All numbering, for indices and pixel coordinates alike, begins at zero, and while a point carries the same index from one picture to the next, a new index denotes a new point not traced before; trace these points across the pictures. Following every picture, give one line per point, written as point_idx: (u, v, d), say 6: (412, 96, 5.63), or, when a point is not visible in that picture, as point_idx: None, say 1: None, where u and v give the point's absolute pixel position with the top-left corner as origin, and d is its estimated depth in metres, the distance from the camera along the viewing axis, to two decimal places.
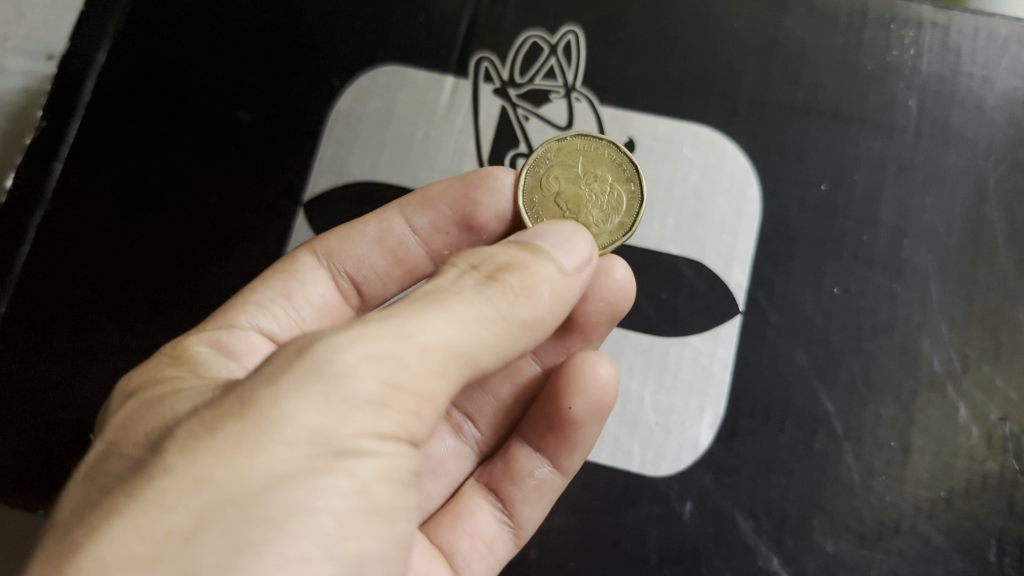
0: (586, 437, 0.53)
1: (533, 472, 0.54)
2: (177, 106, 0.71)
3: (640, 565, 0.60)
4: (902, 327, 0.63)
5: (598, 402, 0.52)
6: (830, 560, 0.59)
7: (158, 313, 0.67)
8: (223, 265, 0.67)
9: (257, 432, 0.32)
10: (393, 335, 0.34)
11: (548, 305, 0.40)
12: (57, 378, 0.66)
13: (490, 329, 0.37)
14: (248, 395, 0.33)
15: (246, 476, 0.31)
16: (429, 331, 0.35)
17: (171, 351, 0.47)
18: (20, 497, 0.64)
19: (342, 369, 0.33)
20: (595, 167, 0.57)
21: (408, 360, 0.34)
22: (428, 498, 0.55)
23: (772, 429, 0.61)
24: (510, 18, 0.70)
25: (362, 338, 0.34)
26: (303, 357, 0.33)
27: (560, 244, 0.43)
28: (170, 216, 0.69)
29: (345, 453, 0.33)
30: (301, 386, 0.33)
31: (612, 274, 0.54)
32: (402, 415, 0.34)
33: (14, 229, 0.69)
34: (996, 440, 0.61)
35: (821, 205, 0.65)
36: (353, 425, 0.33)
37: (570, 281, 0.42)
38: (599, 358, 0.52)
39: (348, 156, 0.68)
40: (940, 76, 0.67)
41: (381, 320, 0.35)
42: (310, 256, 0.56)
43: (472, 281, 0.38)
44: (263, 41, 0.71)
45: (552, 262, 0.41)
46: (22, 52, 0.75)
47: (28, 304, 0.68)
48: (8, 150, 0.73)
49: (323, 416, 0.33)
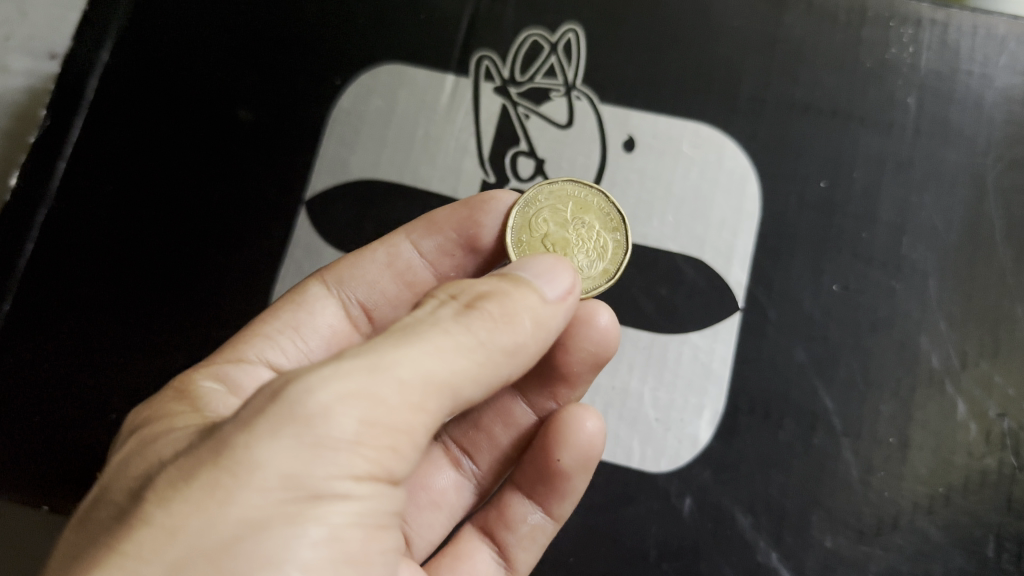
0: (575, 488, 0.54)
1: (525, 519, 0.55)
2: (170, 123, 0.71)
3: (639, 561, 0.60)
4: (901, 323, 0.63)
5: (585, 454, 0.53)
6: (829, 556, 0.60)
7: (153, 330, 0.67)
8: (222, 278, 0.67)
9: (231, 479, 0.32)
10: (366, 371, 0.34)
11: (528, 332, 0.40)
12: (55, 394, 0.66)
13: (467, 358, 0.37)
14: (225, 441, 0.34)
15: (220, 525, 0.32)
16: (405, 366, 0.35)
17: (172, 387, 0.47)
18: (21, 500, 0.64)
19: (316, 409, 0.33)
20: (583, 215, 0.56)
21: (384, 396, 0.34)
22: (430, 529, 0.56)
23: (772, 426, 0.61)
24: (511, 17, 0.70)
25: (336, 375, 0.34)
26: (277, 400, 0.34)
27: (541, 273, 0.43)
28: (166, 229, 0.69)
29: (320, 496, 0.33)
30: (275, 429, 0.33)
31: (596, 320, 0.53)
32: (377, 455, 0.35)
33: (15, 228, 0.69)
34: (994, 436, 0.61)
35: (820, 202, 0.65)
36: (326, 467, 0.33)
37: (552, 310, 0.42)
38: (586, 412, 0.53)
39: (349, 155, 0.68)
40: (938, 74, 0.67)
41: (356, 356, 0.35)
42: (320, 286, 0.56)
43: (449, 311, 0.39)
44: (264, 41, 0.72)
45: (533, 292, 0.42)
46: (25, 51, 0.75)
47: (26, 316, 0.68)
48: (12, 149, 0.74)
49: (297, 459, 0.33)
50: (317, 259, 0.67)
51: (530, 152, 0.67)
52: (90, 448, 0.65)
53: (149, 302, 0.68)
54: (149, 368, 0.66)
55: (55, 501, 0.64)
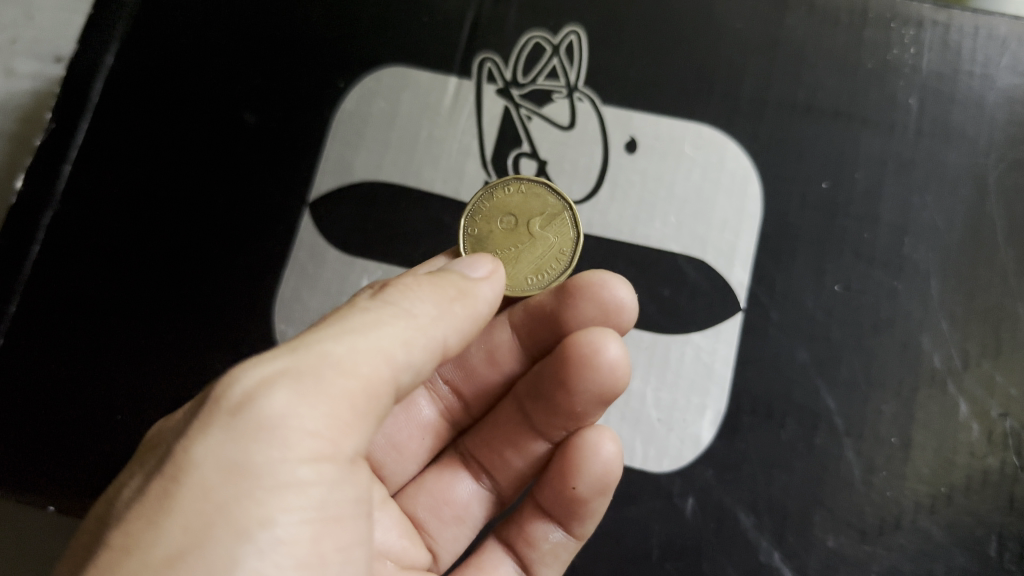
0: (594, 511, 0.54)
1: (546, 537, 0.55)
2: (164, 127, 0.72)
3: (642, 560, 0.60)
4: (902, 323, 0.63)
5: (601, 480, 0.53)
6: (830, 556, 0.60)
7: (152, 336, 0.67)
8: (223, 278, 0.68)
9: (176, 483, 0.34)
10: (288, 353, 0.38)
11: (453, 297, 0.43)
12: (51, 398, 0.67)
13: (390, 325, 0.40)
14: (170, 450, 0.36)
15: (167, 527, 0.33)
16: (324, 343, 0.38)
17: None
18: (27, 501, 0.65)
19: (243, 395, 0.36)
20: (548, 234, 0.55)
21: (308, 368, 0.37)
22: (455, 542, 0.57)
23: (774, 426, 0.62)
24: (513, 19, 0.70)
25: (258, 365, 0.37)
26: (207, 401, 0.36)
27: (460, 263, 0.46)
28: (156, 235, 0.69)
29: (265, 481, 0.35)
30: (207, 422, 0.35)
31: (604, 353, 0.51)
32: (315, 428, 0.36)
33: (22, 229, 0.70)
34: (996, 436, 0.61)
35: (821, 203, 0.65)
36: (263, 449, 0.35)
37: (470, 274, 0.45)
38: (604, 436, 0.53)
39: (353, 157, 0.69)
40: (940, 75, 0.67)
41: (279, 347, 0.38)
42: None
43: (364, 299, 0.42)
44: (270, 43, 0.72)
45: (454, 273, 0.45)
46: (31, 55, 0.76)
47: (24, 322, 0.69)
48: (18, 150, 0.75)
49: (234, 444, 0.35)
50: (320, 261, 0.67)
51: (532, 153, 0.68)
52: (90, 449, 0.65)
53: (147, 304, 0.68)
54: (148, 374, 0.66)
55: (62, 501, 0.65)
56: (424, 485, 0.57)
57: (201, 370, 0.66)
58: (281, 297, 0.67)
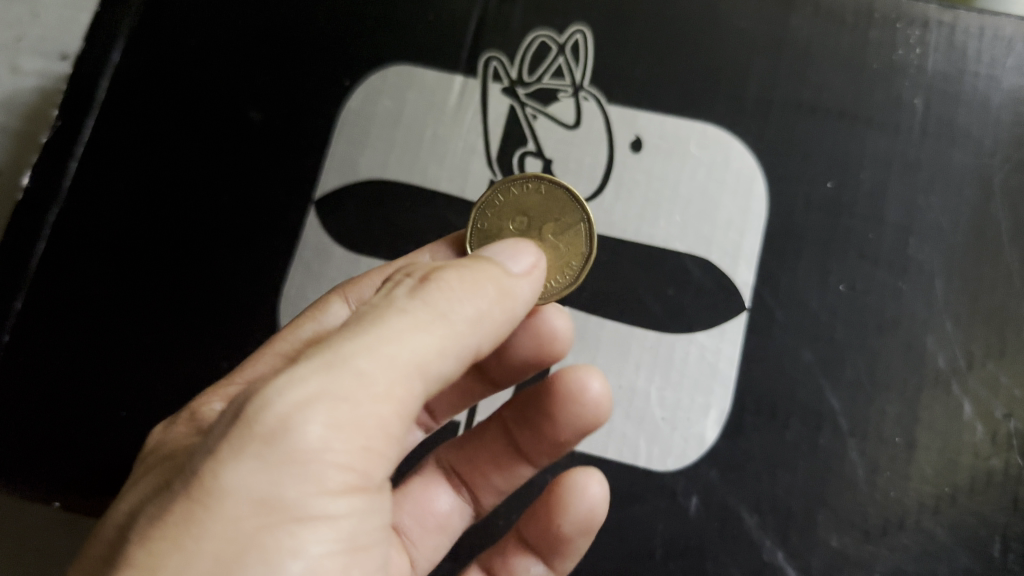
0: (576, 550, 0.55)
1: (527, 569, 0.55)
2: (169, 127, 0.72)
3: (645, 559, 0.60)
4: (907, 323, 0.63)
5: (585, 521, 0.54)
6: (834, 556, 0.60)
7: (157, 331, 0.68)
8: (227, 272, 0.68)
9: (204, 511, 0.33)
10: (322, 371, 0.36)
11: (492, 300, 0.42)
12: (57, 396, 0.67)
13: (429, 335, 0.39)
14: (196, 471, 0.35)
15: (197, 558, 0.33)
16: (361, 358, 0.36)
17: (184, 411, 0.50)
18: (34, 498, 0.65)
19: (276, 422, 0.34)
20: (569, 240, 0.54)
21: (345, 393, 0.36)
22: (435, 552, 0.57)
23: (778, 425, 0.62)
24: (519, 18, 0.70)
25: (293, 385, 0.35)
26: (238, 420, 0.35)
27: (497, 251, 0.45)
28: (170, 236, 0.69)
29: (298, 515, 0.34)
30: (240, 448, 0.34)
31: (588, 391, 0.53)
32: (349, 460, 0.36)
33: (28, 226, 0.70)
34: (1000, 437, 0.61)
35: (827, 203, 0.66)
36: (297, 483, 0.34)
37: (517, 281, 0.44)
38: (591, 478, 0.53)
39: (358, 155, 0.69)
40: (946, 75, 0.67)
41: (310, 359, 0.36)
42: (341, 302, 0.55)
43: (403, 293, 0.40)
44: (275, 42, 0.72)
45: (492, 265, 0.43)
46: (37, 53, 0.77)
47: (27, 320, 0.69)
48: (23, 148, 0.75)
49: (267, 477, 0.34)
50: (325, 258, 0.67)
51: (537, 152, 0.68)
52: (89, 449, 0.65)
53: (150, 299, 0.68)
54: (159, 379, 0.66)
55: (67, 498, 0.65)
56: (409, 492, 0.57)
57: (203, 368, 0.66)
58: (286, 295, 0.67)
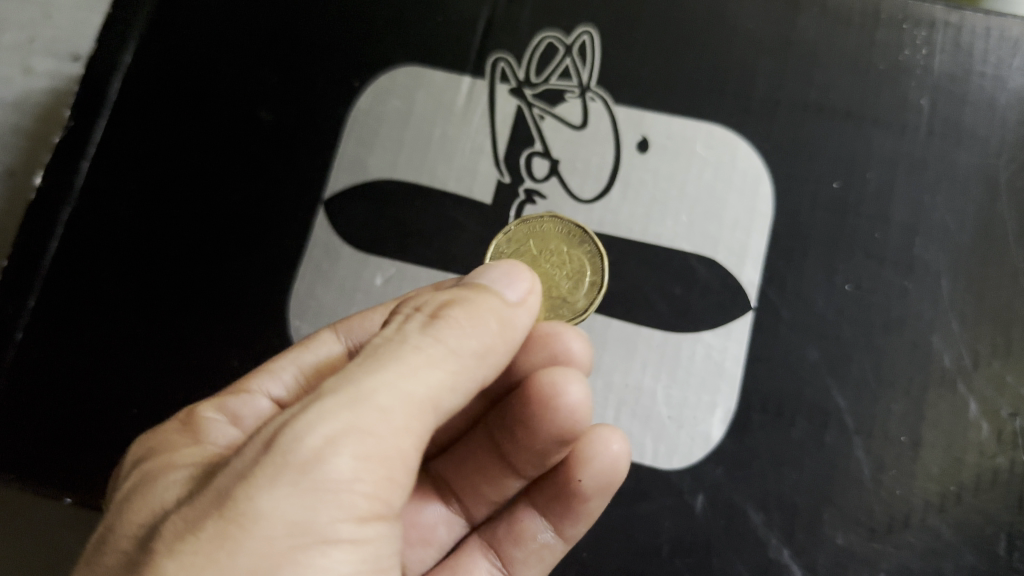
0: (590, 511, 0.55)
1: (535, 536, 0.56)
2: (183, 130, 0.72)
3: (652, 556, 0.61)
4: (913, 323, 0.63)
5: (605, 480, 0.53)
6: (840, 553, 0.60)
7: (168, 331, 0.68)
8: (240, 275, 0.69)
9: (238, 531, 0.33)
10: (347, 407, 0.36)
11: (496, 332, 0.42)
12: (73, 394, 0.68)
13: (440, 367, 0.39)
14: (225, 493, 0.34)
15: None
16: (385, 396, 0.37)
17: (180, 417, 0.47)
18: (45, 492, 0.66)
19: (310, 454, 0.35)
20: (583, 257, 0.57)
21: (370, 426, 0.36)
22: (420, 565, 0.57)
23: (784, 424, 0.62)
24: (527, 19, 0.71)
25: (323, 417, 0.35)
26: (270, 451, 0.35)
27: (499, 279, 0.44)
28: (183, 244, 0.70)
29: (327, 539, 0.35)
30: (272, 478, 0.34)
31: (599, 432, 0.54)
32: (376, 488, 0.36)
33: (42, 224, 0.71)
34: (1006, 435, 0.61)
35: (833, 203, 0.66)
36: (329, 510, 0.35)
37: (515, 311, 0.43)
38: (613, 436, 0.54)
39: (368, 156, 0.70)
40: (952, 76, 0.67)
41: (335, 393, 0.37)
42: (330, 333, 0.55)
43: (415, 325, 0.40)
44: (286, 43, 0.73)
45: (492, 295, 0.43)
46: (50, 54, 0.78)
47: (43, 321, 0.70)
48: (36, 148, 0.76)
49: (299, 505, 0.34)
50: (335, 258, 0.68)
51: (544, 153, 0.68)
52: (103, 448, 0.66)
53: (164, 306, 0.69)
54: (171, 378, 0.67)
55: (78, 493, 0.65)
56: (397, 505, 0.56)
57: (216, 364, 0.67)
58: (294, 296, 0.68)
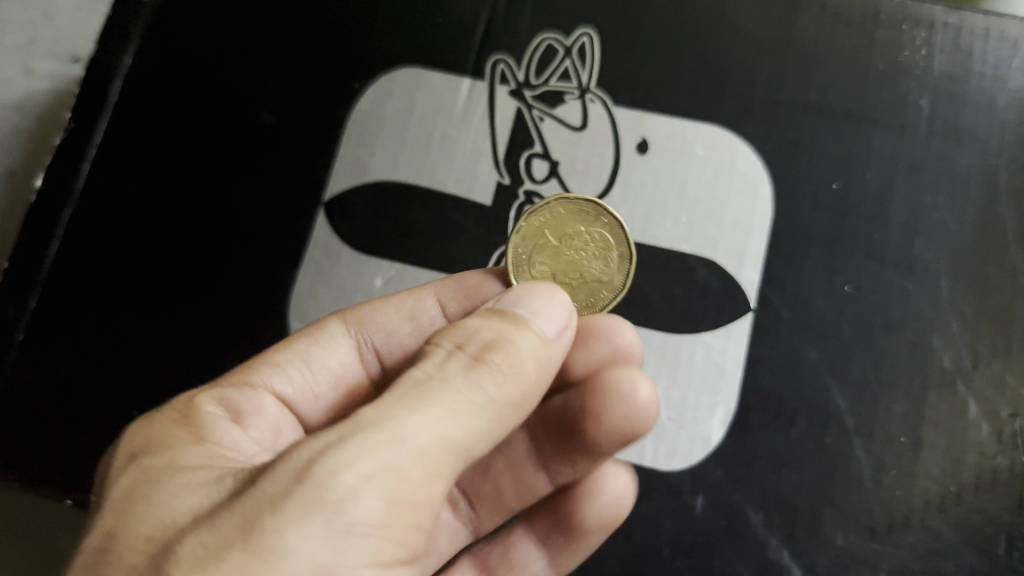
0: (586, 546, 0.56)
1: (528, 565, 0.56)
2: (189, 133, 0.72)
3: (653, 557, 0.61)
4: (913, 324, 0.63)
5: (609, 518, 0.55)
6: (840, 553, 0.60)
7: (172, 333, 0.68)
8: (245, 281, 0.69)
9: (261, 566, 0.32)
10: (386, 447, 0.35)
11: (533, 377, 0.41)
12: (78, 397, 0.68)
13: (477, 415, 0.39)
14: (252, 519, 0.33)
15: None
16: (423, 441, 0.36)
17: (176, 409, 0.46)
18: (49, 493, 0.66)
19: (344, 493, 0.34)
20: (604, 231, 0.56)
21: (406, 471, 0.36)
22: None
23: (784, 424, 0.62)
24: (527, 20, 0.71)
25: (360, 457, 0.35)
26: (304, 483, 0.34)
27: (541, 309, 0.44)
28: (192, 250, 0.70)
29: None
30: (304, 515, 0.33)
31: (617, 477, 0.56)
32: (400, 534, 0.36)
33: (43, 226, 0.71)
34: (1006, 435, 0.61)
35: (833, 204, 0.66)
36: (354, 555, 0.34)
37: (551, 347, 0.43)
38: (624, 475, 0.55)
39: (368, 157, 0.70)
40: (952, 76, 0.68)
41: (372, 431, 0.36)
42: (339, 323, 0.56)
43: (458, 364, 0.39)
44: (286, 44, 0.73)
45: (534, 331, 0.42)
46: (51, 56, 0.78)
47: (48, 323, 0.70)
48: (37, 149, 0.77)
49: (326, 547, 0.33)
50: (336, 260, 0.68)
51: (544, 154, 0.68)
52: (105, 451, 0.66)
53: (169, 309, 0.69)
54: (173, 380, 0.67)
55: (80, 494, 0.66)
56: None
57: (217, 364, 0.67)
58: (295, 297, 0.68)
